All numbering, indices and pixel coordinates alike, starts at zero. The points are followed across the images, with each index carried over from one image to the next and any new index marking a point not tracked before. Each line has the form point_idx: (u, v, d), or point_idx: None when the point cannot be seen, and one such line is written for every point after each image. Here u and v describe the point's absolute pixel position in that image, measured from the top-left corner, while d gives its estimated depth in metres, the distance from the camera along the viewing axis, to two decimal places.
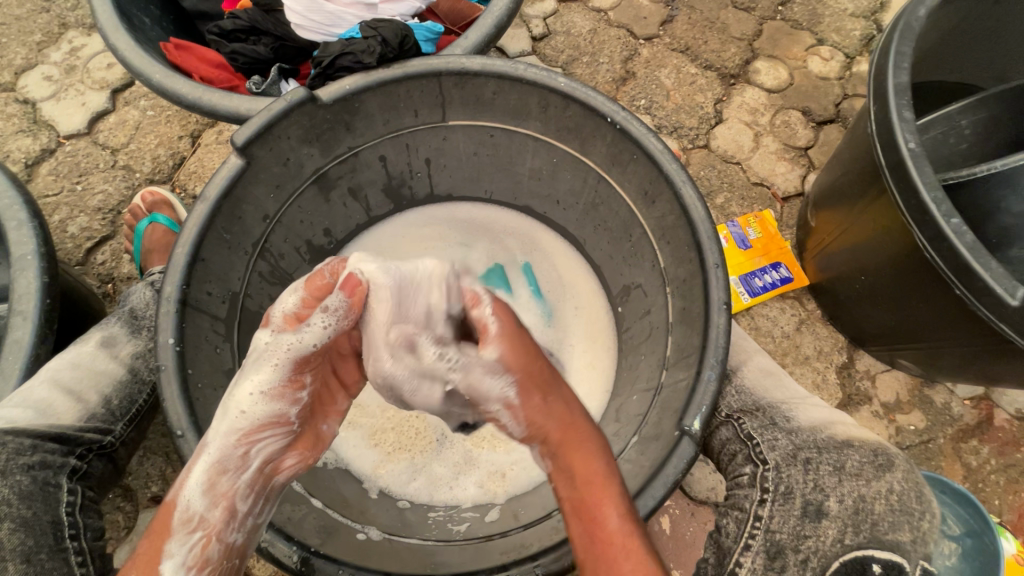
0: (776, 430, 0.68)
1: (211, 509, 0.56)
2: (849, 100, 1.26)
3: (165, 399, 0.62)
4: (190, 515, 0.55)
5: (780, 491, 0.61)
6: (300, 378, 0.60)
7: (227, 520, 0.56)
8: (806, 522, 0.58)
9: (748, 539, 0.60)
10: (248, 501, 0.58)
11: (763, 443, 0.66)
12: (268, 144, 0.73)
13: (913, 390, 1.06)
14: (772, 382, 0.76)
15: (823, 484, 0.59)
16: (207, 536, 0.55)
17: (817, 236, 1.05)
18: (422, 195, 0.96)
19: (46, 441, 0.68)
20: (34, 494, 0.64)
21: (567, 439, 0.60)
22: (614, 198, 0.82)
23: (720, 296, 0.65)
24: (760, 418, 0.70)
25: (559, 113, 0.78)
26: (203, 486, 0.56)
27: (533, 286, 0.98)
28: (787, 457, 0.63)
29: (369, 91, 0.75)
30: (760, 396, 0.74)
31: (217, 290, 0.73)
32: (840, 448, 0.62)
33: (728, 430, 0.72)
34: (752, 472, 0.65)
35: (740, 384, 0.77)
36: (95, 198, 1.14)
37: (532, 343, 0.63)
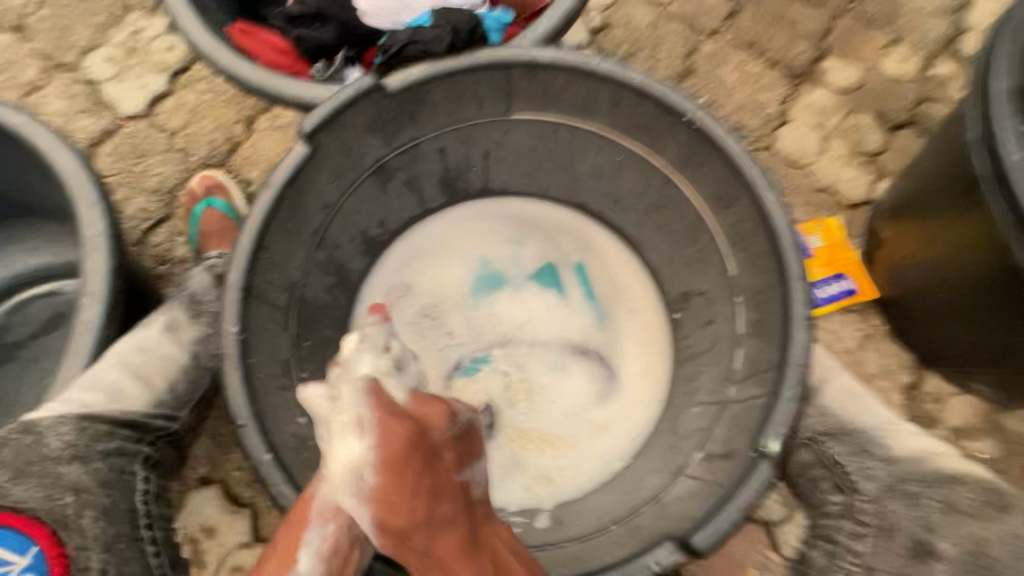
0: (869, 458, 0.67)
1: (344, 505, 0.60)
2: (927, 104, 1.19)
3: (227, 388, 0.61)
4: (325, 512, 0.59)
5: (882, 526, 0.62)
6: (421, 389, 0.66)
7: (355, 517, 0.60)
8: (913, 563, 0.60)
9: (845, 574, 0.64)
10: (379, 498, 0.63)
11: (855, 472, 0.67)
12: (335, 132, 0.72)
13: (987, 417, 0.99)
14: (856, 404, 0.73)
15: (934, 523, 0.60)
16: (339, 529, 0.60)
17: (888, 248, 1.00)
18: (476, 189, 0.93)
19: (120, 428, 0.70)
20: (112, 482, 0.67)
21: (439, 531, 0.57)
22: (681, 201, 0.79)
23: (803, 312, 0.61)
24: (849, 444, 0.69)
25: (631, 108, 0.75)
26: (343, 484, 0.61)
27: (586, 286, 0.94)
28: (885, 488, 0.65)
29: (436, 80, 0.74)
30: (848, 421, 0.71)
31: (278, 279, 0.72)
32: (951, 482, 0.62)
33: (810, 455, 0.72)
34: (844, 501, 0.67)
35: (825, 406, 0.74)
36: (152, 180, 1.16)
37: (406, 455, 0.56)
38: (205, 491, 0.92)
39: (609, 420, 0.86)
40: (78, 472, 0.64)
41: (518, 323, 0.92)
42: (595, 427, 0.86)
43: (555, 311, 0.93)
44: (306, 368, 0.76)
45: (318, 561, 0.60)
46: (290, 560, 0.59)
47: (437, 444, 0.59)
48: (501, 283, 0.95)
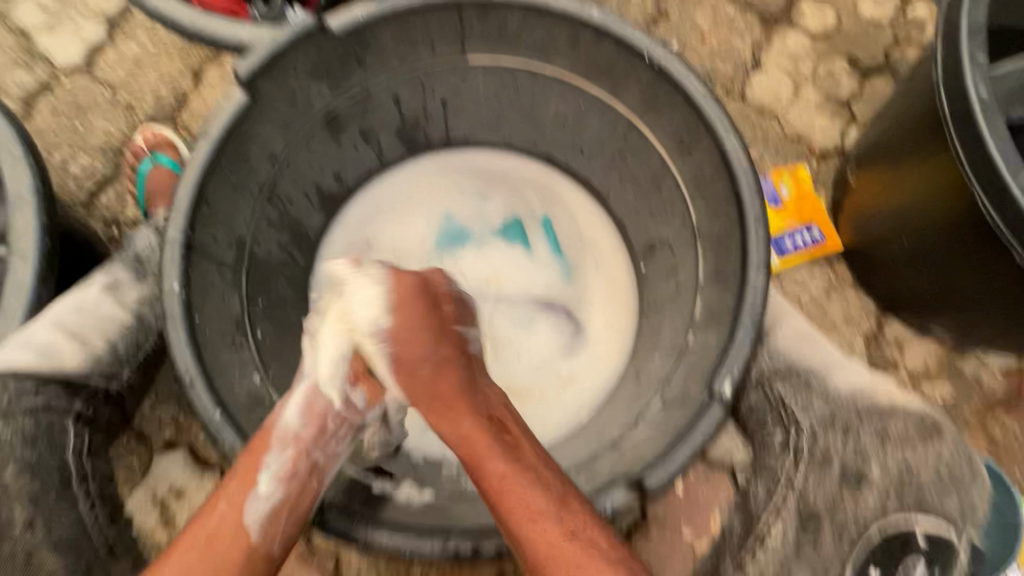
0: (812, 393, 0.68)
1: (304, 428, 0.62)
2: (900, 48, 1.16)
3: (172, 345, 0.58)
4: (287, 434, 0.61)
5: (817, 455, 0.65)
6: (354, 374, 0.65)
7: (316, 438, 0.63)
8: (847, 490, 0.63)
9: (778, 506, 0.65)
10: (338, 421, 0.65)
11: (795, 407, 0.68)
12: (275, 78, 0.68)
13: (942, 360, 1.01)
14: (808, 345, 0.73)
15: (866, 450, 0.64)
16: (297, 453, 0.61)
17: (855, 196, 0.99)
18: (436, 141, 0.90)
19: (50, 385, 0.68)
20: (37, 439, 0.66)
21: (434, 402, 0.63)
22: (646, 147, 0.76)
23: (761, 256, 0.59)
24: (793, 381, 0.70)
25: (591, 49, 0.71)
26: (302, 408, 0.63)
27: (552, 242, 0.92)
28: (825, 421, 0.66)
29: (383, 20, 0.69)
30: (796, 358, 0.72)
31: (224, 235, 0.68)
32: (886, 414, 0.65)
33: (757, 394, 0.73)
34: (783, 438, 0.69)
35: (773, 347, 0.74)
36: (96, 137, 1.10)
37: (416, 320, 0.65)
38: (170, 455, 0.91)
39: (575, 373, 0.86)
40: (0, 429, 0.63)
41: (483, 281, 0.90)
42: (561, 380, 0.86)
43: (521, 268, 0.91)
44: (260, 327, 0.73)
45: (278, 484, 0.60)
46: (246, 489, 0.58)
47: (446, 319, 0.67)
48: (465, 239, 0.92)
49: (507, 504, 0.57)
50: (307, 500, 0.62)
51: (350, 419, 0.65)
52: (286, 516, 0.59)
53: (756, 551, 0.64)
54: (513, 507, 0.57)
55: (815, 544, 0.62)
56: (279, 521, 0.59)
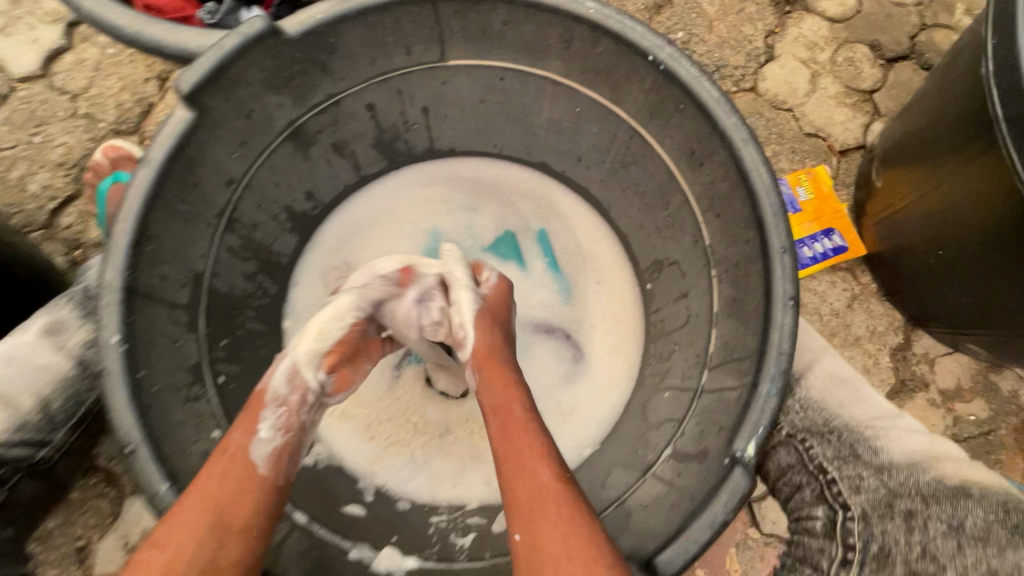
0: (863, 467, 0.58)
1: (294, 393, 0.59)
2: (928, 32, 1.06)
3: (111, 408, 0.51)
4: (281, 394, 0.59)
5: (873, 551, 0.52)
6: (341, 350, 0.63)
7: (304, 405, 0.60)
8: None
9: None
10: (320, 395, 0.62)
11: (842, 481, 0.57)
12: (223, 92, 0.59)
13: (976, 376, 0.93)
14: (845, 394, 0.65)
15: (933, 549, 0.51)
16: (289, 411, 0.58)
17: (882, 200, 0.90)
18: (420, 151, 0.81)
19: None
20: None
21: (488, 361, 0.60)
22: (651, 157, 0.67)
23: (786, 290, 0.51)
24: (834, 444, 0.60)
25: (586, 49, 0.62)
26: (290, 374, 0.60)
27: (549, 256, 0.84)
28: (878, 504, 0.55)
29: (347, 22, 0.60)
30: (832, 416, 0.63)
31: (175, 272, 0.60)
32: (959, 499, 0.53)
33: (790, 455, 0.62)
34: (828, 519, 0.57)
35: (805, 398, 0.65)
36: (55, 151, 1.02)
37: (502, 309, 0.67)
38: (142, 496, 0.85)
39: (576, 404, 0.78)
40: None
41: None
42: (562, 411, 0.78)
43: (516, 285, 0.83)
44: (222, 372, 0.65)
45: (278, 433, 0.57)
46: (247, 434, 0.55)
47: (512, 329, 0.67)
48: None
49: (514, 451, 0.54)
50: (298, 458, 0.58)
51: (323, 398, 0.62)
52: (287, 458, 0.56)
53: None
54: (519, 453, 0.53)
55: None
56: (281, 465, 0.56)
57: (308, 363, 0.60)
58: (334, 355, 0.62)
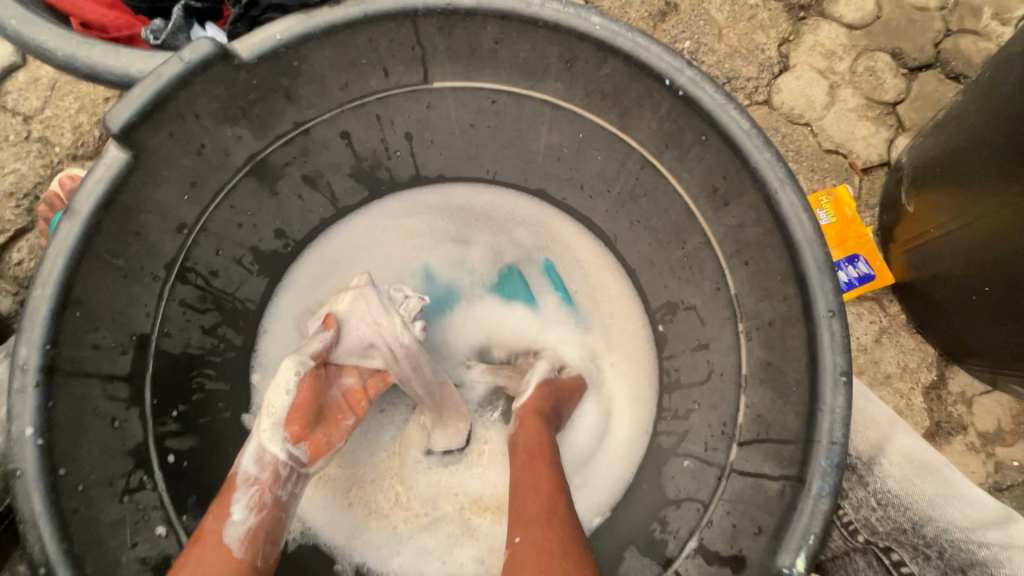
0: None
1: (262, 472, 0.54)
2: (954, 38, 0.98)
3: (24, 520, 0.43)
4: (249, 476, 0.53)
5: None
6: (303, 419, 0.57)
7: (277, 479, 0.54)
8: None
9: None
10: (288, 467, 0.55)
11: None
12: (165, 127, 0.50)
13: (1018, 416, 0.85)
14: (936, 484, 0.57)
15: None
16: (262, 489, 0.53)
17: (913, 225, 0.82)
18: (403, 179, 0.72)
19: None
20: None
21: (527, 414, 0.63)
22: (664, 191, 0.59)
23: (839, 364, 0.43)
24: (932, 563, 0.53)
25: (590, 70, 0.54)
26: (256, 454, 0.54)
27: (560, 291, 0.75)
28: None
29: (312, 42, 0.51)
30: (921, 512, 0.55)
31: (112, 338, 0.51)
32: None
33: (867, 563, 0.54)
34: None
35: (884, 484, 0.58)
36: (6, 180, 0.93)
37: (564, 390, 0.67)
38: None
39: (584, 463, 0.68)
40: None
41: (482, 345, 0.75)
42: (573, 472, 0.67)
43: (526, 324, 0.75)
44: (175, 449, 0.56)
45: (251, 513, 0.52)
46: (219, 518, 0.51)
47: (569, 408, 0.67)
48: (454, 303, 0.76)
49: (528, 480, 0.56)
50: (279, 534, 0.54)
51: (297, 468, 0.56)
52: (264, 539, 0.52)
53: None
54: (534, 478, 0.56)
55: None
56: (257, 547, 0.51)
57: (273, 438, 0.55)
58: (296, 424, 0.56)
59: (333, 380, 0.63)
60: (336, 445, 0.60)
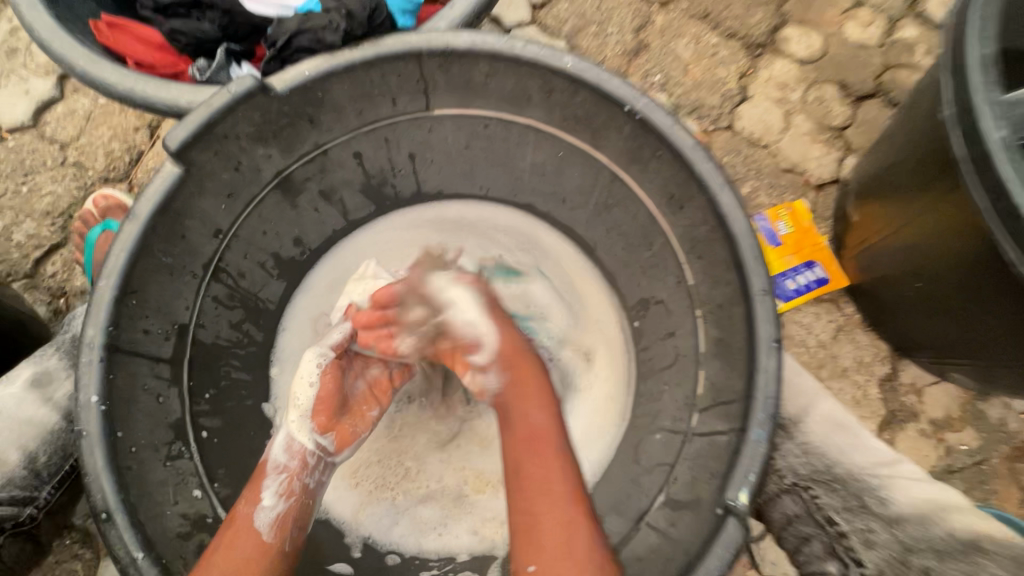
0: (868, 518, 0.54)
1: (291, 460, 0.63)
2: (893, 71, 1.11)
3: (88, 473, 0.49)
4: (278, 465, 0.63)
5: None
6: (328, 412, 0.67)
7: (303, 467, 0.64)
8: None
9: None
10: (315, 455, 0.65)
11: (852, 534, 0.52)
12: (212, 147, 0.60)
13: (964, 405, 0.93)
14: (846, 441, 0.63)
15: None
16: (290, 477, 0.62)
17: (859, 233, 0.92)
18: (406, 195, 0.83)
19: None
20: None
21: (515, 372, 0.63)
22: (632, 201, 0.69)
23: (769, 331, 0.51)
24: (839, 494, 0.57)
25: (565, 99, 0.64)
26: (285, 445, 0.64)
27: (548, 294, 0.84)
28: (893, 562, 0.49)
29: (334, 78, 0.62)
30: (832, 464, 0.61)
31: (159, 325, 0.59)
32: (969, 552, 0.48)
33: (798, 506, 0.59)
34: (839, 570, 0.52)
35: (805, 444, 0.63)
36: (43, 200, 1.03)
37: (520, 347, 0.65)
38: None
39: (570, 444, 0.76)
40: None
41: None
42: None
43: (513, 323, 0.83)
44: (206, 426, 0.64)
45: (279, 497, 0.60)
46: (252, 502, 0.59)
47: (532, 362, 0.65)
48: None
49: (536, 466, 0.57)
50: (304, 521, 0.62)
51: (324, 458, 0.66)
52: (291, 525, 0.60)
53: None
54: (544, 475, 0.56)
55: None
56: (283, 532, 0.59)
57: (300, 429, 0.65)
58: (320, 415, 0.66)
59: (360, 372, 0.72)
60: (359, 435, 0.69)
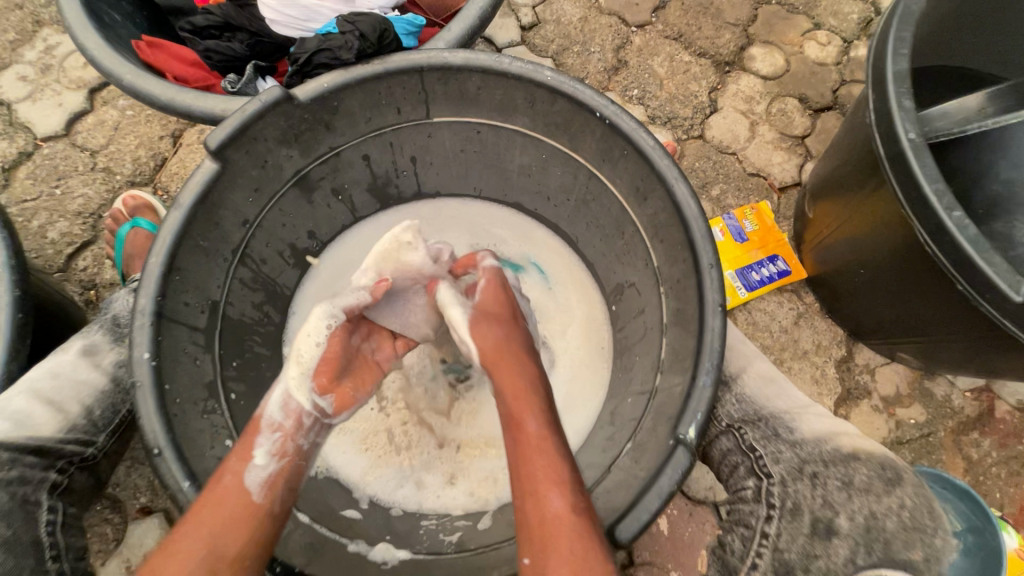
0: (780, 442, 0.62)
1: (286, 419, 0.64)
2: (847, 86, 1.23)
3: (142, 417, 0.59)
4: (272, 423, 0.63)
5: (788, 507, 0.58)
6: (329, 375, 0.68)
7: (298, 428, 0.64)
8: (816, 540, 0.55)
9: (754, 558, 0.58)
10: (311, 415, 0.65)
11: (766, 456, 0.61)
12: (244, 146, 0.70)
13: (913, 383, 1.03)
14: (774, 388, 0.69)
15: (832, 500, 0.57)
16: (284, 437, 0.63)
17: (814, 228, 1.03)
18: (409, 194, 0.93)
19: (26, 454, 0.65)
20: (12, 514, 0.62)
21: (497, 364, 0.64)
22: (606, 195, 0.79)
23: (715, 297, 0.61)
24: (763, 429, 0.64)
25: (546, 107, 0.75)
26: (280, 402, 0.64)
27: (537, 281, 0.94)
28: (793, 471, 0.59)
29: (348, 89, 0.72)
30: (762, 405, 0.67)
31: (196, 299, 0.69)
32: (847, 461, 0.59)
33: (729, 441, 0.66)
34: (756, 487, 0.61)
35: (741, 392, 0.69)
36: (75, 202, 1.12)
37: (502, 343, 0.65)
38: (145, 521, 0.89)
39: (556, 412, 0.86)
40: None
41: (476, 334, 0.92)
42: None
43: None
44: (234, 389, 0.73)
45: (272, 457, 0.61)
46: (244, 460, 0.59)
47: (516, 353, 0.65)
48: None
49: (528, 470, 0.55)
50: (295, 482, 0.62)
51: (320, 419, 0.66)
52: (283, 485, 0.60)
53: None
54: (541, 472, 0.55)
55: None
56: (274, 492, 0.59)
57: (300, 387, 0.65)
58: (323, 375, 0.67)
59: (362, 336, 0.76)
60: (357, 401, 0.70)
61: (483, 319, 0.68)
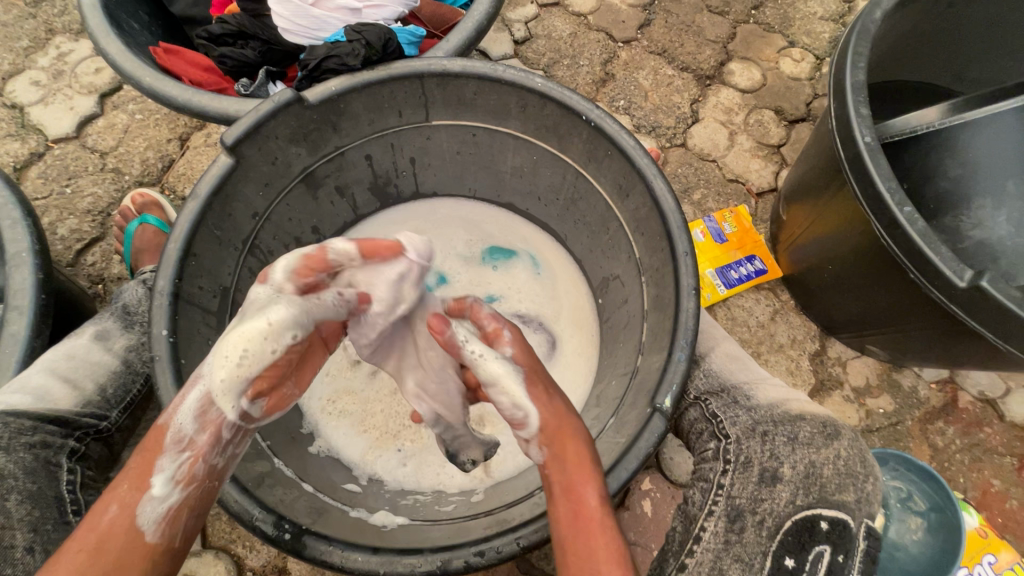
0: (738, 408, 0.71)
1: (199, 433, 0.58)
2: (820, 99, 1.32)
3: (159, 388, 0.63)
4: (180, 438, 0.57)
5: (740, 461, 0.64)
6: (270, 385, 0.62)
7: (212, 445, 0.59)
8: (763, 486, 0.61)
9: (710, 505, 0.64)
10: (231, 428, 0.60)
11: (725, 420, 0.70)
12: (257, 143, 0.75)
13: (881, 375, 1.09)
14: (739, 367, 0.79)
15: (778, 452, 0.63)
16: (193, 458, 0.58)
17: (788, 229, 1.10)
18: (407, 193, 1.00)
19: (48, 422, 0.71)
20: (37, 471, 0.68)
21: (559, 434, 0.61)
22: (593, 194, 0.86)
23: (690, 282, 0.67)
24: (724, 398, 0.73)
25: (538, 112, 0.81)
26: (195, 412, 0.58)
27: (531, 272, 1.00)
28: (747, 430, 0.67)
29: (354, 92, 0.78)
30: (726, 378, 0.76)
31: (208, 285, 0.74)
32: (793, 420, 0.66)
33: (696, 411, 0.75)
34: (716, 447, 0.69)
35: (708, 369, 0.79)
36: (84, 200, 1.17)
37: (561, 414, 0.63)
38: None
39: None
40: (3, 460, 0.65)
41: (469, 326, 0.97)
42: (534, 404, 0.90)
43: (507, 285, 1.00)
44: None
45: (175, 486, 0.56)
46: (139, 489, 0.55)
47: (574, 424, 0.62)
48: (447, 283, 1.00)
49: (589, 548, 0.53)
50: (206, 502, 0.59)
51: (243, 426, 0.61)
52: (186, 515, 0.57)
53: (692, 547, 0.62)
54: (592, 546, 0.53)
55: (740, 541, 0.59)
56: (176, 524, 0.56)
57: (226, 393, 0.58)
58: (262, 381, 0.61)
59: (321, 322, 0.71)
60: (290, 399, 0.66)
61: (540, 385, 0.64)
